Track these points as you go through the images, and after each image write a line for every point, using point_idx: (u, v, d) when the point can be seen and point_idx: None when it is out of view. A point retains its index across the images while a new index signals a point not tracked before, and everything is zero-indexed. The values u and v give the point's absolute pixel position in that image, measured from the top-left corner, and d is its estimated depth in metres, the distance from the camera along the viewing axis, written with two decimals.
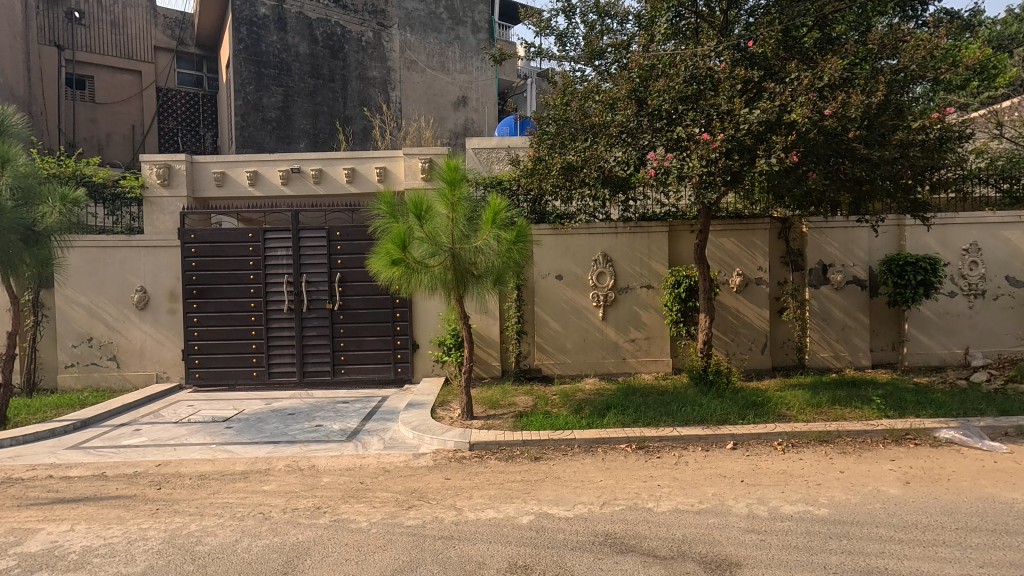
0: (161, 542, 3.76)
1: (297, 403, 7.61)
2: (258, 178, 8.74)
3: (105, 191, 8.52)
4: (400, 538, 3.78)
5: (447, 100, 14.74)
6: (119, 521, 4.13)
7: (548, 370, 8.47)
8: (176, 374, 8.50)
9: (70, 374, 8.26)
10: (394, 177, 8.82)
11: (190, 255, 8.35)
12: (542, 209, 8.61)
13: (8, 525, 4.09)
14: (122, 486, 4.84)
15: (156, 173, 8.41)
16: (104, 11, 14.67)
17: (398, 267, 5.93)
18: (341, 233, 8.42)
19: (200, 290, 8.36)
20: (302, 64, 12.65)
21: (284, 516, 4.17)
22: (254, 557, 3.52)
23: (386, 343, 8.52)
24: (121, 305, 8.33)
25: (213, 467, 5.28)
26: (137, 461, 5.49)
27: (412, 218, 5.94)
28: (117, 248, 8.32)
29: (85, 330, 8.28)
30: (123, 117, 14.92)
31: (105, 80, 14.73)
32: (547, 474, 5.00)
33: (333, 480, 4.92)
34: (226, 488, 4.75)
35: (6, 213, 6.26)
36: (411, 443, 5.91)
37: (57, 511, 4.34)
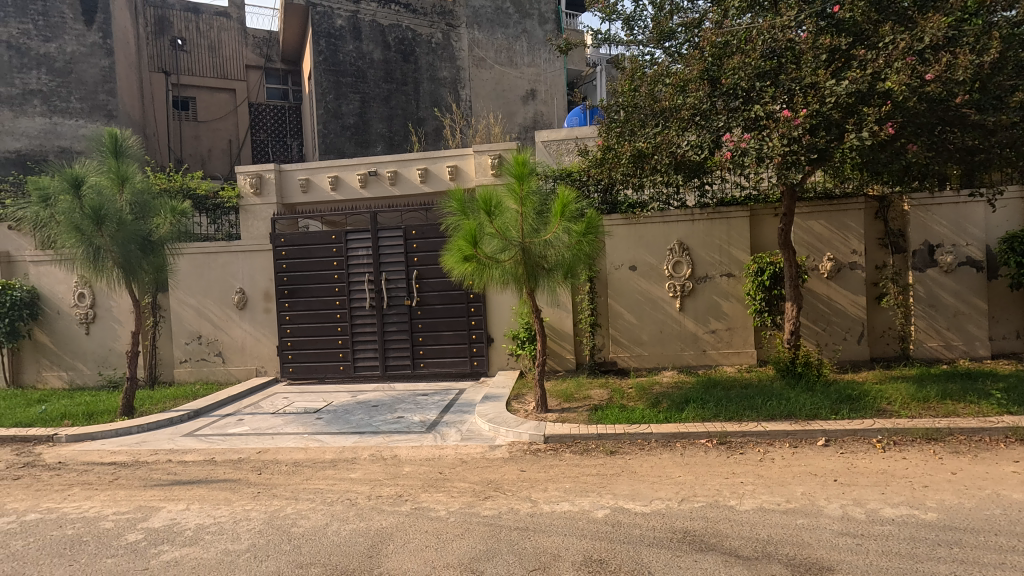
0: (262, 522, 4.10)
1: (380, 395, 7.98)
2: (339, 182, 9.24)
3: (208, 202, 9.33)
4: (477, 527, 3.88)
5: (516, 95, 14.83)
6: (227, 502, 4.54)
7: (624, 363, 8.33)
8: (272, 368, 9.16)
9: (185, 369, 9.14)
10: (466, 174, 8.98)
11: (282, 258, 8.97)
12: (614, 199, 8.44)
13: (137, 503, 4.62)
14: (228, 471, 5.31)
15: (249, 183, 9.09)
16: (202, 36, 16.01)
17: (470, 263, 6.03)
18: (417, 232, 8.72)
19: (291, 290, 8.97)
20: (377, 70, 13.14)
21: (369, 503, 4.40)
22: (342, 540, 3.75)
23: (462, 337, 8.73)
24: (224, 306, 9.10)
25: (306, 454, 5.67)
26: (242, 448, 5.99)
27: (482, 214, 6.02)
28: (219, 253, 9.09)
29: (194, 328, 9.12)
30: (221, 133, 16.28)
31: (205, 100, 16.14)
32: (624, 469, 4.93)
33: (414, 469, 5.13)
34: (318, 474, 5.09)
35: (126, 226, 7.02)
36: (488, 435, 6.02)
37: (175, 492, 4.84)
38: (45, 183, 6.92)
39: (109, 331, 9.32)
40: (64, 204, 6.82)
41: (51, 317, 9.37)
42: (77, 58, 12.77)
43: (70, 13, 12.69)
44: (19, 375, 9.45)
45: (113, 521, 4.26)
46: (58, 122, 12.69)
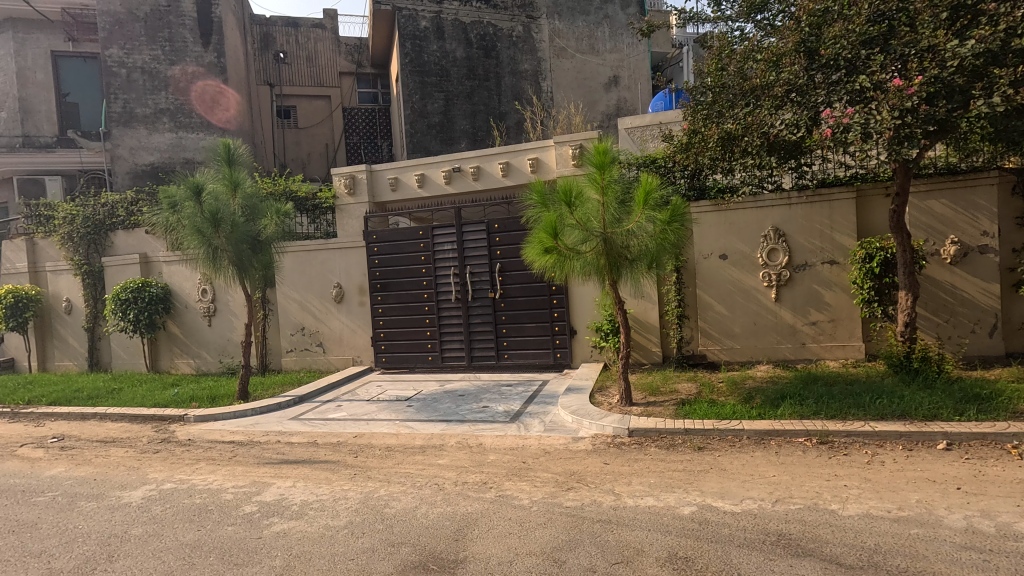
0: (358, 502, 4.39)
1: (466, 385, 8.23)
2: (425, 179, 9.58)
3: (308, 203, 10.03)
4: (560, 517, 3.91)
5: (598, 82, 14.56)
6: (328, 481, 4.90)
7: (714, 356, 7.97)
8: (367, 358, 9.72)
9: (291, 358, 9.94)
10: (547, 166, 8.98)
11: (374, 254, 9.47)
12: (702, 184, 8.06)
13: (252, 478, 5.12)
14: (328, 453, 5.73)
15: (344, 184, 9.67)
16: (301, 48, 17.22)
17: (551, 255, 6.01)
18: (500, 225, 8.85)
19: (383, 284, 9.45)
20: (460, 68, 13.44)
21: (455, 488, 4.56)
22: (431, 522, 3.92)
23: (545, 329, 8.78)
24: (323, 300, 9.76)
25: (397, 440, 5.98)
26: (340, 432, 6.43)
27: (563, 206, 5.98)
28: (318, 251, 9.76)
29: (298, 321, 9.88)
30: (319, 138, 17.41)
31: (305, 107, 17.33)
32: (713, 466, 4.74)
33: (498, 457, 5.25)
34: (408, 459, 5.36)
35: (238, 227, 7.76)
36: (571, 427, 6.01)
37: (283, 469, 5.30)
38: (172, 192, 7.74)
39: (227, 324, 10.32)
40: (188, 210, 7.61)
41: (180, 311, 10.54)
42: (197, 78, 14.18)
43: (190, 37, 14.10)
44: (157, 361, 10.73)
45: (232, 493, 4.75)
46: (183, 136, 14.16)
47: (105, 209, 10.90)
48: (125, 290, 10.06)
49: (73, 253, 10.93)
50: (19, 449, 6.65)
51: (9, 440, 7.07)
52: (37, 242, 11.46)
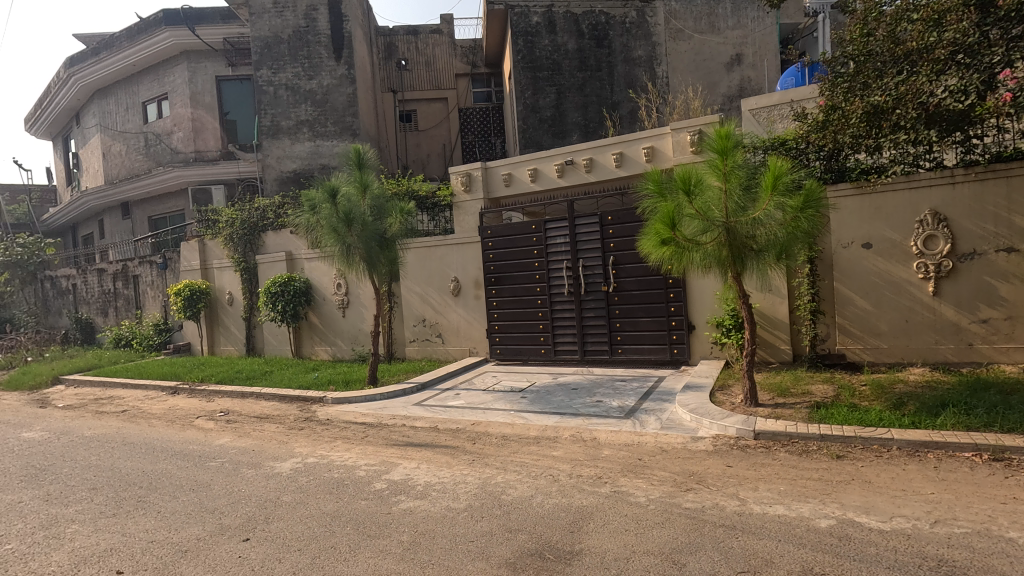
0: (477, 487, 4.57)
1: (579, 378, 8.22)
2: (538, 174, 9.67)
3: (427, 202, 10.55)
4: (678, 518, 3.76)
5: (719, 62, 13.69)
6: (449, 465, 5.16)
7: (855, 356, 7.18)
8: (483, 350, 10.05)
9: (414, 348, 10.57)
10: (663, 154, 8.65)
11: (489, 249, 9.77)
12: (841, 166, 7.27)
13: (381, 457, 5.53)
14: (448, 438, 6.03)
15: (460, 182, 10.04)
16: (421, 54, 18.14)
17: (668, 247, 5.75)
18: (614, 217, 8.69)
19: (497, 277, 9.73)
20: (571, 60, 13.36)
21: (570, 481, 4.57)
22: (546, 512, 3.98)
23: (661, 324, 8.50)
24: (442, 293, 10.25)
25: (512, 430, 6.13)
26: (459, 419, 6.74)
27: (681, 194, 5.70)
28: (438, 246, 10.26)
29: (420, 313, 10.47)
30: (438, 139, 18.28)
31: (424, 111, 18.27)
32: (855, 477, 4.28)
33: (613, 453, 5.18)
34: (523, 449, 5.47)
35: (368, 226, 8.41)
36: (690, 426, 5.75)
37: (408, 451, 5.67)
38: (312, 195, 8.51)
39: (358, 315, 11.24)
40: (325, 211, 8.35)
41: (319, 303, 11.66)
42: (331, 90, 15.51)
43: (325, 53, 15.44)
44: (300, 348, 11.97)
45: (365, 470, 5.18)
46: (319, 144, 15.59)
47: (258, 212, 12.32)
48: (274, 285, 11.33)
49: (233, 252, 12.52)
50: (196, 420, 7.78)
51: (188, 412, 8.30)
52: (206, 243, 13.22)
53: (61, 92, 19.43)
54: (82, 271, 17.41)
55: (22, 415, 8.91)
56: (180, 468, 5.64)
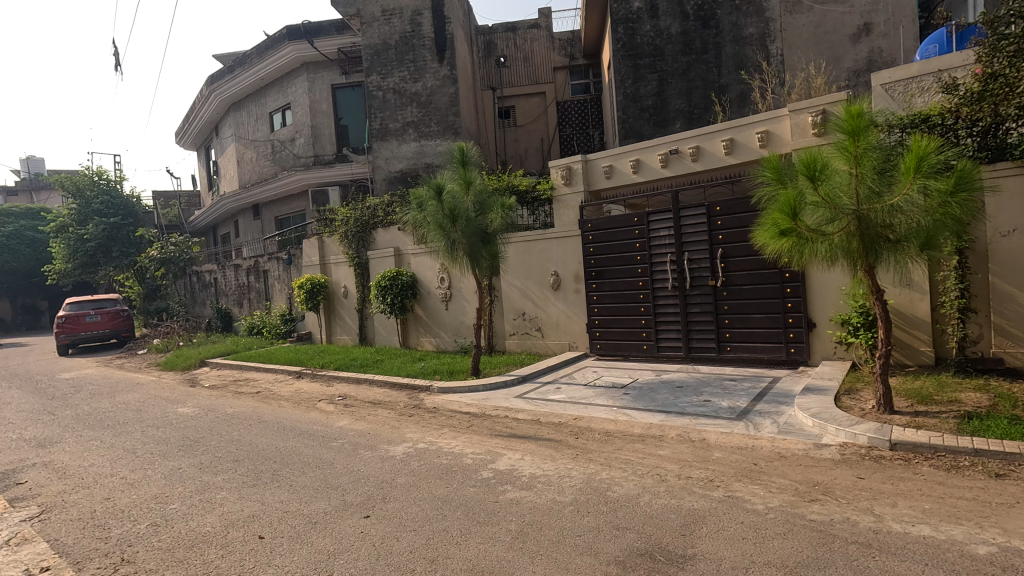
0: (582, 482, 4.55)
1: (685, 376, 7.90)
2: (640, 164, 9.40)
3: (528, 196, 10.62)
4: (803, 530, 3.49)
5: (844, 34, 12.45)
6: (553, 459, 5.19)
7: (1014, 362, 6.26)
8: (582, 344, 9.99)
9: (514, 341, 10.69)
10: (780, 138, 8.06)
11: (589, 242, 9.67)
12: (1000, 142, 6.32)
13: (487, 447, 5.69)
14: (551, 431, 6.06)
15: (560, 175, 9.97)
16: (519, 50, 18.28)
17: (788, 238, 5.34)
18: (722, 208, 8.24)
19: (598, 271, 9.60)
20: (675, 44, 12.80)
21: (679, 482, 4.41)
22: (655, 513, 3.87)
23: (776, 321, 7.94)
24: (541, 287, 10.27)
25: (616, 426, 6.03)
26: (561, 413, 6.75)
27: (804, 180, 5.25)
28: (537, 240, 10.28)
29: (520, 306, 10.57)
30: (536, 133, 18.34)
31: (523, 106, 18.42)
32: (1019, 499, 3.73)
33: (725, 456, 4.93)
34: (627, 446, 5.36)
35: (471, 222, 8.67)
36: (812, 432, 5.32)
37: (512, 442, 5.77)
38: (420, 193, 8.85)
39: (461, 307, 11.63)
40: (432, 208, 8.67)
41: (424, 296, 12.19)
42: (435, 91, 16.09)
43: (429, 55, 16.03)
44: (407, 338, 12.61)
45: (472, 458, 5.35)
46: (424, 144, 16.27)
47: (370, 211, 13.13)
48: (384, 278, 12.01)
49: (348, 248, 13.40)
50: (318, 403, 8.48)
51: (311, 396, 9.06)
52: (324, 240, 14.29)
53: (204, 107, 21.89)
54: (222, 266, 19.54)
55: (177, 392, 10.21)
56: (307, 446, 6.17)
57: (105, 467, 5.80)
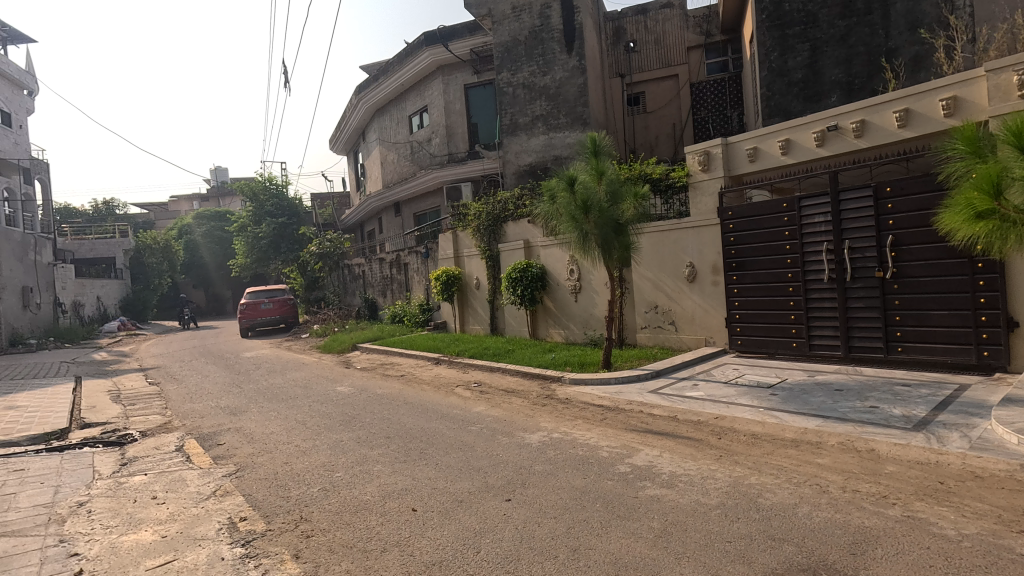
0: (729, 485, 4.28)
1: (844, 379, 7.09)
2: (790, 145, 8.59)
3: (661, 184, 10.16)
4: (1012, 565, 2.96)
5: None
6: (694, 458, 4.96)
7: None
8: (721, 340, 9.40)
9: (645, 334, 10.36)
10: (972, 105, 6.91)
11: (730, 231, 9.05)
12: None
13: (623, 441, 5.59)
14: (690, 430, 5.79)
15: (698, 161, 9.41)
16: (650, 33, 17.57)
17: (988, 222, 4.50)
18: (893, 189, 7.26)
19: (739, 262, 8.96)
20: (831, 8, 11.47)
21: (844, 495, 3.98)
22: (817, 526, 3.52)
23: (963, 318, 6.83)
24: (676, 279, 9.80)
25: (764, 429, 5.61)
26: (701, 411, 6.42)
27: (1010, 150, 4.40)
28: (671, 230, 9.83)
29: (652, 299, 10.18)
30: (667, 119, 17.62)
31: (653, 91, 17.71)
32: None
33: (900, 470, 4.35)
34: (779, 451, 4.95)
35: (605, 212, 8.55)
36: (1016, 451, 4.49)
37: (649, 438, 5.61)
38: (552, 184, 8.88)
39: (590, 299, 11.56)
40: (564, 199, 8.67)
41: (554, 288, 12.30)
42: (564, 83, 16.08)
43: (558, 47, 16.05)
44: (536, 329, 12.81)
45: (608, 452, 5.29)
46: (553, 136, 16.35)
47: (501, 205, 13.51)
48: (515, 271, 12.32)
49: (481, 241, 13.89)
50: (456, 388, 8.97)
51: (449, 381, 9.61)
52: (458, 234, 14.98)
53: (353, 114, 24.02)
54: (368, 260, 21.42)
55: (335, 373, 11.41)
56: (449, 428, 6.55)
57: (283, 435, 6.66)
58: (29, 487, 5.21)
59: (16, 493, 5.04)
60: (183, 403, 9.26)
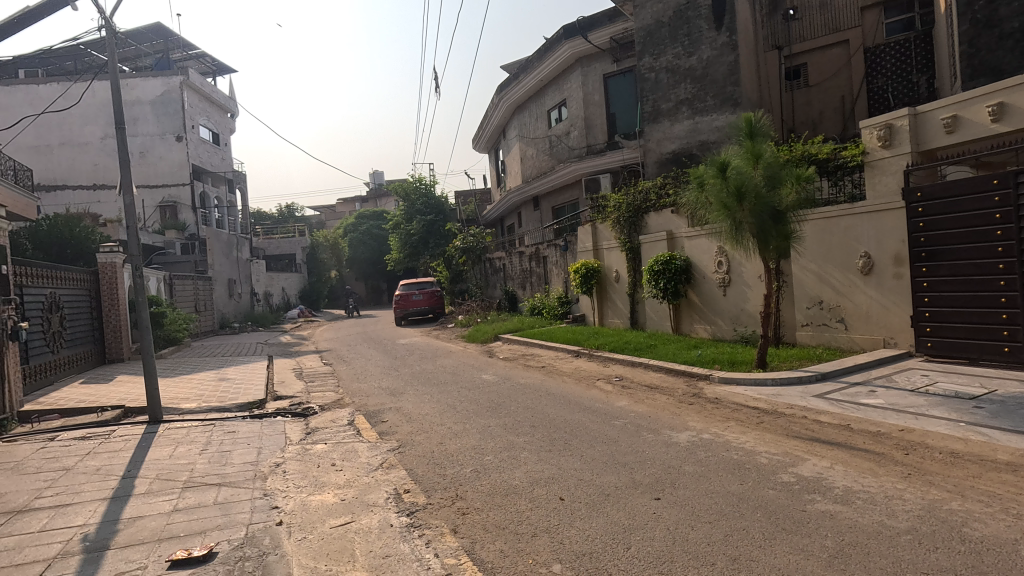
0: (921, 508, 3.71)
1: None
2: (1004, 110, 7.29)
3: (829, 165, 9.03)
4: None
5: None
6: (874, 474, 4.38)
7: None
8: (904, 341, 8.18)
9: (806, 332, 9.37)
10: None
11: (917, 216, 7.85)
12: None
13: (784, 448, 5.12)
14: (868, 441, 5.12)
15: (876, 135, 8.26)
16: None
17: None
18: None
19: (930, 252, 7.74)
20: None
21: None
22: None
23: None
24: (847, 271, 8.69)
25: (966, 447, 4.77)
26: (881, 421, 5.65)
27: None
28: (841, 217, 8.73)
29: (816, 294, 9.15)
30: (834, 91, 15.66)
31: (817, 61, 15.89)
32: None
33: None
34: (989, 475, 4.17)
35: (761, 199, 7.87)
36: None
37: (816, 448, 5.07)
38: (701, 171, 8.37)
39: (741, 293, 10.77)
40: (714, 186, 8.11)
41: (700, 281, 11.64)
42: (712, 62, 15.14)
43: (705, 25, 15.14)
44: (680, 325, 12.28)
45: (768, 458, 4.88)
46: (699, 121, 15.45)
47: (642, 195, 13.07)
48: (657, 263, 11.87)
49: (621, 233, 13.56)
50: (597, 381, 8.94)
51: (591, 374, 9.60)
52: (597, 226, 14.80)
53: (495, 113, 24.92)
54: (508, 253, 22.16)
55: (480, 361, 12.00)
56: (591, 421, 6.53)
57: (437, 417, 7.17)
58: (240, 447, 6.22)
59: (231, 451, 6.04)
60: (351, 382, 10.39)
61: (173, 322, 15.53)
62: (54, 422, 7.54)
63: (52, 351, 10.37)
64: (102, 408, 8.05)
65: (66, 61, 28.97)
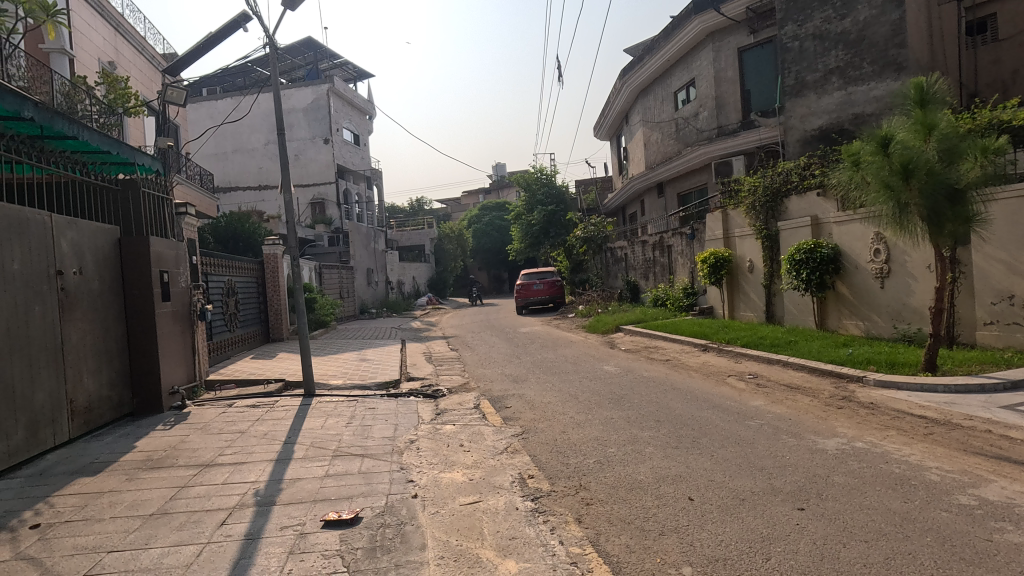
0: None
1: None
2: None
3: None
4: None
5: None
6: None
7: None
8: None
9: (989, 333, 7.97)
10: None
11: None
12: None
13: (962, 466, 4.41)
14: None
15: None
16: None
17: None
18: None
19: None
20: None
21: None
22: None
23: None
24: None
25: None
26: None
27: None
28: None
29: (1005, 287, 7.74)
30: None
31: (1011, 9, 13.37)
32: None
33: None
34: None
35: (935, 175, 6.81)
36: None
37: (1005, 469, 4.30)
38: (856, 147, 7.45)
39: (905, 286, 9.45)
40: (873, 164, 7.17)
41: (851, 271, 10.41)
42: (870, 23, 13.62)
43: None
44: (825, 320, 11.11)
45: (940, 476, 4.23)
46: (852, 91, 13.99)
47: (782, 177, 11.93)
48: (799, 252, 10.84)
49: (756, 220, 12.57)
50: (729, 378, 8.40)
51: (720, 370, 9.04)
52: (729, 212, 13.84)
53: (618, 98, 24.29)
54: (630, 242, 21.53)
55: (601, 352, 11.90)
56: (723, 420, 6.14)
57: (558, 405, 7.23)
58: (380, 423, 6.76)
59: (372, 426, 6.59)
60: (475, 367, 10.84)
61: (323, 307, 17.31)
62: (231, 390, 8.79)
63: (230, 330, 12.09)
64: (267, 381, 9.23)
65: (238, 78, 33.33)
